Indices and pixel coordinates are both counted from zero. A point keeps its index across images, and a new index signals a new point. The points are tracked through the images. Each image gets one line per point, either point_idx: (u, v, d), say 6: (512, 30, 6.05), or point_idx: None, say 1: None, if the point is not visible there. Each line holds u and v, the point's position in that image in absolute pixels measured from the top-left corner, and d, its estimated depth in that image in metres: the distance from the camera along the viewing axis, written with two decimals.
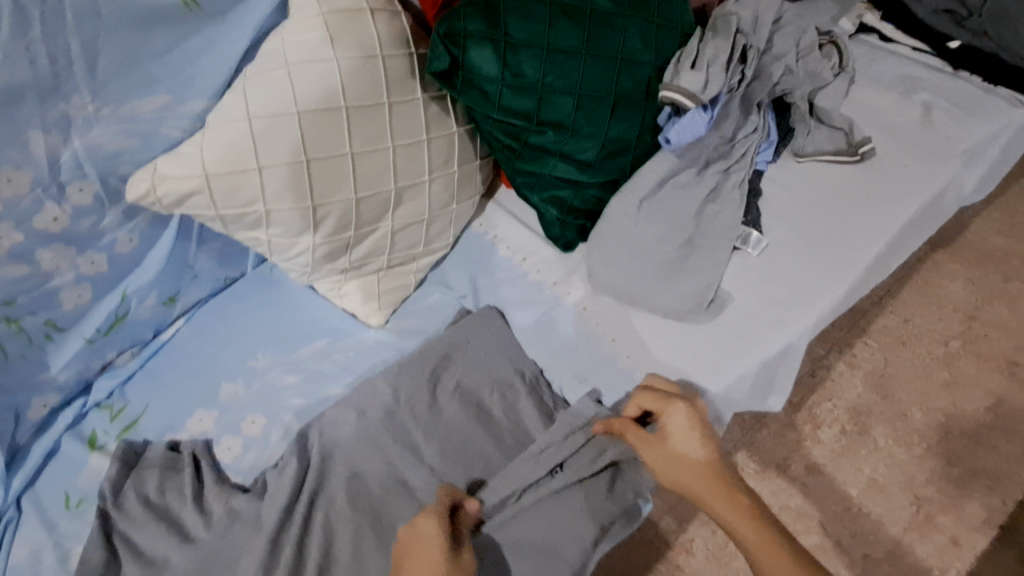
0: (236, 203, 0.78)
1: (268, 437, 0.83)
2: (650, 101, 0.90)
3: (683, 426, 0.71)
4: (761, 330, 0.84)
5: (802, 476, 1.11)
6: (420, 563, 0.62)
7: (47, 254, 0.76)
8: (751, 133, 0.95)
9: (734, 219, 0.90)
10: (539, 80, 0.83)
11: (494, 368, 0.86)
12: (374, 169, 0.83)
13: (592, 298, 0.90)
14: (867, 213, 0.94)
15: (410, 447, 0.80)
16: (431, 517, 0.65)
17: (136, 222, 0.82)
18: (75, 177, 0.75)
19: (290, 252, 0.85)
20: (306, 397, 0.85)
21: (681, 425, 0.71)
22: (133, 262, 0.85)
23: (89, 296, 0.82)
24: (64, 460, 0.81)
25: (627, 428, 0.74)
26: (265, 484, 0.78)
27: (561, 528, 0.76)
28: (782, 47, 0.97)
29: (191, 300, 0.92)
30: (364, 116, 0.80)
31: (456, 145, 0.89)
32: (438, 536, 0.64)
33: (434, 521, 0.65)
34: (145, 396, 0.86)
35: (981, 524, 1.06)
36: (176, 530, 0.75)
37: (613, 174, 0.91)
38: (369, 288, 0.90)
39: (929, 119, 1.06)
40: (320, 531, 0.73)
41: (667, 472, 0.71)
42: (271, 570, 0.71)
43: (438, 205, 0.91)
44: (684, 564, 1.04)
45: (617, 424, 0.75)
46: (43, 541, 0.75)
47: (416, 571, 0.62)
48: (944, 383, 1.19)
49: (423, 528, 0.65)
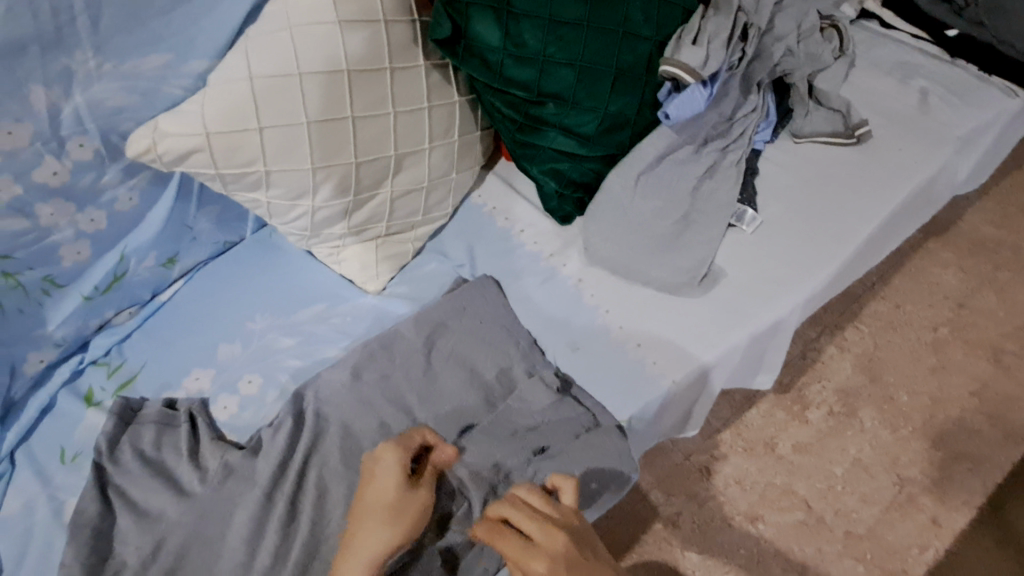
0: (236, 163, 0.78)
1: (264, 397, 0.83)
2: (651, 75, 0.90)
3: (586, 538, 0.64)
4: (753, 305, 0.86)
5: (790, 455, 1.13)
6: (370, 487, 0.67)
7: (46, 209, 0.77)
8: (750, 113, 0.96)
9: (729, 197, 0.91)
10: (541, 50, 0.84)
11: (490, 337, 0.86)
12: (375, 135, 0.83)
13: (588, 271, 0.91)
14: (862, 195, 0.95)
15: (404, 410, 0.81)
16: (393, 449, 0.68)
17: (135, 181, 0.82)
18: (76, 133, 0.75)
19: (290, 215, 0.86)
20: (303, 358, 0.86)
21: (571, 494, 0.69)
22: (133, 222, 0.85)
23: (88, 254, 0.83)
24: (59, 415, 0.82)
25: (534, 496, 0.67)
26: (260, 441, 0.79)
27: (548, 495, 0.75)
28: (784, 29, 0.97)
29: (190, 262, 0.93)
30: (366, 81, 0.80)
31: (457, 115, 0.90)
32: (394, 465, 0.67)
33: (393, 455, 0.68)
34: (142, 355, 0.87)
35: (961, 505, 1.09)
36: (172, 484, 0.76)
37: (611, 148, 0.91)
38: (367, 254, 0.91)
39: (925, 105, 1.07)
40: (314, 488, 0.75)
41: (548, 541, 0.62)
42: (264, 521, 0.73)
43: (438, 174, 0.91)
44: (670, 536, 1.06)
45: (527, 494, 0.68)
46: (37, 494, 0.77)
47: (365, 491, 0.67)
48: (931, 368, 1.21)
49: (385, 457, 0.68)
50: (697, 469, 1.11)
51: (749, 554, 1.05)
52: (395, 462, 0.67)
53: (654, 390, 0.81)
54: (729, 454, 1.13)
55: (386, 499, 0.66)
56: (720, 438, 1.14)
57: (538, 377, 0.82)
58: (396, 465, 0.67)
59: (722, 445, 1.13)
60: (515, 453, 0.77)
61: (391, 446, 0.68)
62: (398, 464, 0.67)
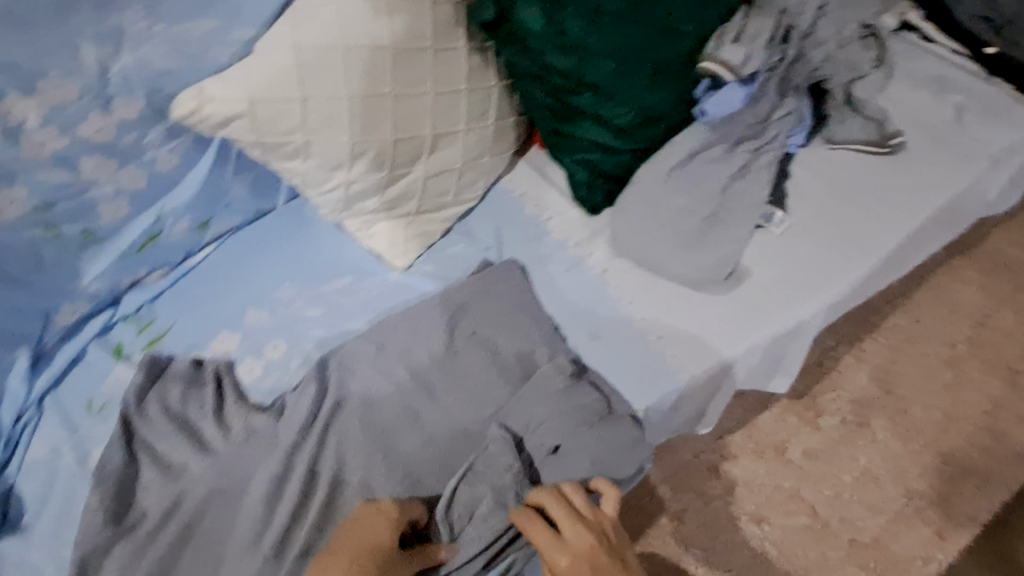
0: (278, 130, 0.79)
1: (288, 363, 0.85)
2: (689, 71, 0.89)
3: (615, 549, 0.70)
4: (777, 307, 0.86)
5: (799, 460, 1.13)
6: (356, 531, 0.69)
7: (89, 163, 0.78)
8: (785, 116, 0.94)
9: (759, 198, 0.91)
10: (583, 40, 0.83)
11: (512, 320, 0.86)
12: (413, 113, 0.84)
13: (613, 261, 0.92)
14: (892, 205, 0.95)
15: (424, 384, 0.82)
16: (387, 505, 0.72)
17: (177, 144, 0.84)
18: (122, 92, 0.76)
19: (325, 186, 0.87)
20: (327, 328, 0.87)
21: (611, 497, 0.73)
22: (171, 183, 0.86)
23: (126, 211, 0.85)
24: (89, 367, 0.84)
25: (574, 493, 0.72)
26: (283, 405, 0.80)
27: None
28: (824, 35, 0.95)
29: (222, 228, 0.94)
30: (407, 60, 0.80)
31: (494, 99, 0.91)
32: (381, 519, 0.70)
33: (390, 506, 0.71)
34: (172, 314, 0.89)
35: (967, 520, 1.09)
36: (196, 440, 0.78)
37: (643, 142, 0.92)
38: (397, 230, 0.92)
39: (959, 121, 1.07)
40: (333, 455, 0.77)
41: (576, 542, 0.68)
42: (285, 482, 0.75)
43: (471, 156, 0.92)
44: (676, 531, 1.08)
45: (568, 488, 0.73)
46: (63, 441, 0.79)
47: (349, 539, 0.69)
48: (946, 384, 1.20)
49: (379, 509, 0.71)
50: (705, 468, 1.12)
51: (751, 555, 1.06)
52: (383, 516, 0.70)
53: (671, 383, 0.83)
54: (737, 455, 1.13)
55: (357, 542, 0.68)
56: (730, 439, 1.15)
57: (555, 363, 0.82)
58: (387, 515, 0.70)
59: (732, 446, 1.14)
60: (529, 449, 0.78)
61: (392, 501, 0.72)
62: (385, 518, 0.70)
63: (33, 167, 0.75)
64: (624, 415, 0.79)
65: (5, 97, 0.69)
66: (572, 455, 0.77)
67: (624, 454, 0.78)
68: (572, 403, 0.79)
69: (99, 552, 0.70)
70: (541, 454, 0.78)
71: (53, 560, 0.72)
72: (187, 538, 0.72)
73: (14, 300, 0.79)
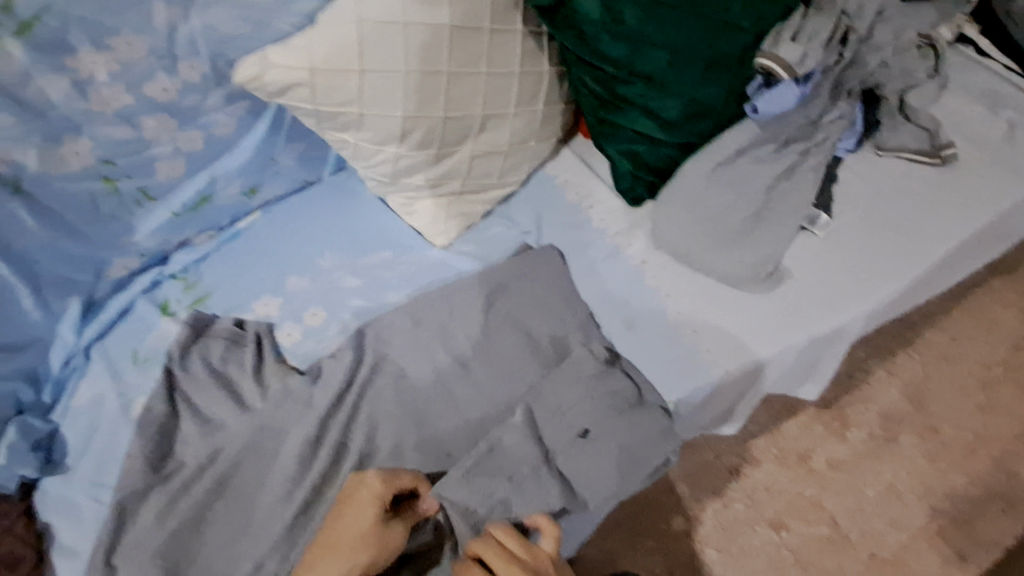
0: (334, 101, 0.81)
1: (326, 330, 0.87)
2: (742, 68, 0.88)
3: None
4: (817, 309, 0.86)
5: (822, 469, 1.12)
6: (350, 514, 0.67)
7: (151, 121, 0.81)
8: (836, 119, 0.94)
9: (805, 199, 0.90)
10: (639, 30, 0.83)
11: (548, 304, 0.87)
12: (465, 92, 0.85)
13: (652, 253, 0.92)
14: (940, 217, 0.94)
15: (458, 360, 0.83)
16: (378, 482, 0.69)
17: (234, 109, 0.86)
18: (188, 54, 0.78)
19: (373, 159, 0.89)
20: (366, 299, 0.89)
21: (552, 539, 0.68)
22: (226, 147, 0.89)
23: (181, 172, 0.87)
24: (135, 319, 0.87)
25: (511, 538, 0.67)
26: (320, 369, 0.82)
27: (592, 475, 0.75)
28: (882, 39, 0.92)
29: (270, 195, 0.96)
30: (465, 39, 0.81)
31: (545, 84, 0.91)
32: (376, 498, 0.68)
33: (375, 482, 0.69)
34: (217, 275, 0.91)
35: (990, 543, 1.07)
36: (235, 397, 0.80)
37: (690, 137, 0.91)
38: (440, 208, 0.93)
39: (1014, 137, 1.04)
40: (366, 422, 0.78)
41: None
42: (318, 445, 0.76)
43: (517, 140, 0.93)
44: (693, 530, 1.07)
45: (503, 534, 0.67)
46: (107, 388, 0.81)
47: (343, 518, 0.67)
48: (979, 405, 1.18)
49: (370, 484, 0.69)
50: (726, 470, 1.12)
51: (768, 560, 1.05)
52: (375, 493, 0.68)
53: (704, 377, 0.83)
54: (760, 459, 1.13)
55: (358, 528, 0.66)
56: (753, 442, 1.14)
57: (589, 348, 0.83)
58: (372, 492, 0.68)
59: (755, 450, 1.13)
60: (559, 434, 0.77)
61: (377, 476, 0.69)
62: (380, 496, 0.68)
63: (98, 120, 0.77)
64: (655, 404, 0.79)
65: (77, 52, 0.72)
66: (601, 440, 0.76)
67: (655, 445, 0.77)
68: (603, 389, 0.79)
69: (137, 496, 0.72)
70: (569, 437, 0.77)
71: (92, 502, 0.74)
72: (221, 490, 0.74)
73: (69, 249, 0.82)
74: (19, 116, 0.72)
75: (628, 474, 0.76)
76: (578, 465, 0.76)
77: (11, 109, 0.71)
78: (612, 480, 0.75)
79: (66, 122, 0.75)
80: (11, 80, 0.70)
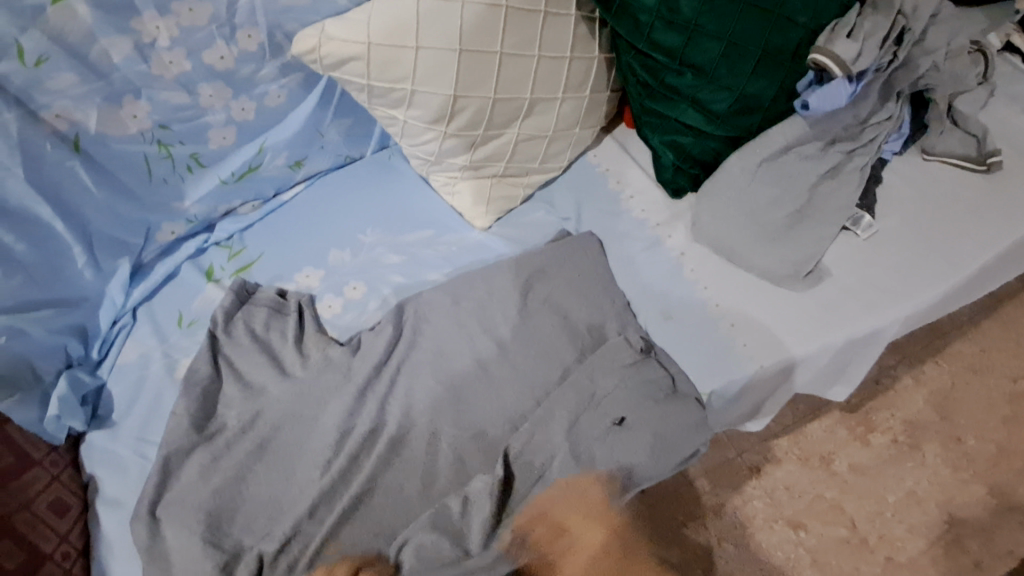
0: (389, 77, 0.82)
1: (367, 304, 0.88)
2: (797, 63, 0.87)
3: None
4: (855, 309, 0.86)
5: (844, 472, 1.13)
6: None
7: (207, 89, 0.82)
8: (885, 120, 0.92)
9: (849, 200, 0.90)
10: (693, 19, 0.83)
11: (587, 290, 0.88)
12: (517, 75, 0.85)
13: (691, 246, 0.93)
14: (985, 223, 0.93)
15: (496, 341, 0.84)
16: None
17: (287, 81, 0.87)
18: (247, 23, 0.79)
19: (421, 138, 0.89)
20: (406, 276, 0.91)
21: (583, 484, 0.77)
22: (276, 118, 0.90)
23: (232, 141, 0.88)
24: (180, 283, 0.89)
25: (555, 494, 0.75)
26: (359, 342, 0.84)
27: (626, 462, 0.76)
28: (935, 41, 0.91)
29: (314, 169, 0.98)
30: (520, 21, 0.82)
31: (594, 71, 0.92)
32: None
33: None
34: (261, 245, 0.93)
35: (1005, 553, 1.07)
36: (277, 364, 0.82)
37: (737, 130, 0.90)
38: (481, 190, 0.94)
39: None
40: (403, 395, 0.79)
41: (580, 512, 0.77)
42: (357, 415, 0.78)
43: (563, 126, 0.94)
44: (710, 525, 1.08)
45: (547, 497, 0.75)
46: (154, 348, 0.84)
47: None
48: (1004, 418, 1.17)
49: None
50: (748, 467, 1.12)
51: (785, 559, 1.06)
52: None
53: (739, 371, 0.83)
54: (782, 459, 1.13)
55: None
56: (777, 442, 1.14)
57: (626, 337, 0.84)
58: None
59: (778, 450, 1.14)
60: (597, 420, 0.78)
61: None
62: None
63: (157, 85, 0.78)
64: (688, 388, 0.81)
65: (142, 14, 0.73)
66: (636, 426, 0.78)
67: (688, 439, 0.78)
68: (639, 376, 0.80)
69: (181, 454, 0.74)
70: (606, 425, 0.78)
71: (137, 457, 0.77)
72: (260, 453, 0.75)
73: (121, 210, 0.83)
74: (82, 75, 0.73)
75: (660, 459, 0.77)
76: (613, 452, 0.76)
77: (74, 67, 0.72)
78: (643, 464, 0.76)
79: (126, 85, 0.76)
80: (77, 40, 0.71)
